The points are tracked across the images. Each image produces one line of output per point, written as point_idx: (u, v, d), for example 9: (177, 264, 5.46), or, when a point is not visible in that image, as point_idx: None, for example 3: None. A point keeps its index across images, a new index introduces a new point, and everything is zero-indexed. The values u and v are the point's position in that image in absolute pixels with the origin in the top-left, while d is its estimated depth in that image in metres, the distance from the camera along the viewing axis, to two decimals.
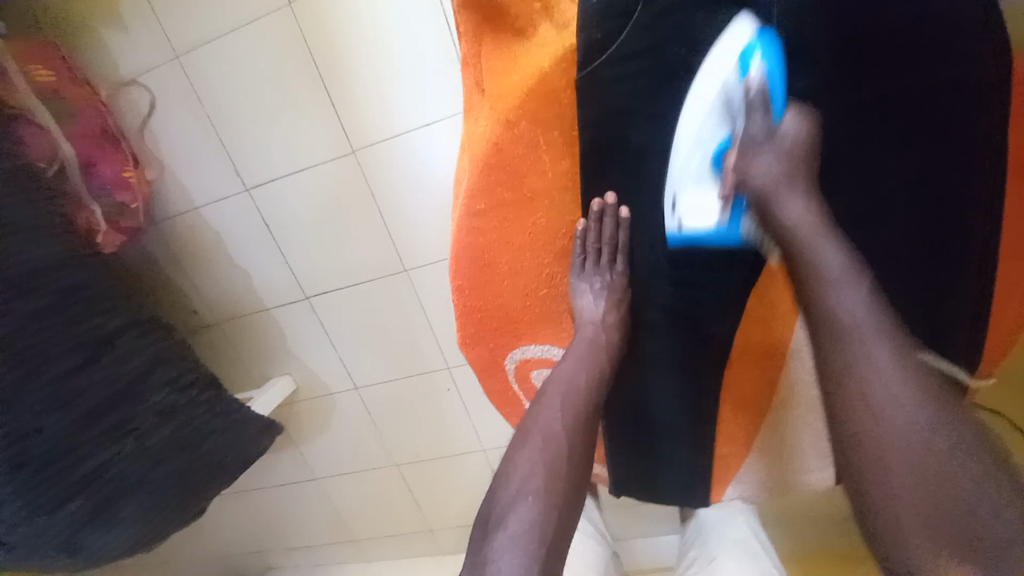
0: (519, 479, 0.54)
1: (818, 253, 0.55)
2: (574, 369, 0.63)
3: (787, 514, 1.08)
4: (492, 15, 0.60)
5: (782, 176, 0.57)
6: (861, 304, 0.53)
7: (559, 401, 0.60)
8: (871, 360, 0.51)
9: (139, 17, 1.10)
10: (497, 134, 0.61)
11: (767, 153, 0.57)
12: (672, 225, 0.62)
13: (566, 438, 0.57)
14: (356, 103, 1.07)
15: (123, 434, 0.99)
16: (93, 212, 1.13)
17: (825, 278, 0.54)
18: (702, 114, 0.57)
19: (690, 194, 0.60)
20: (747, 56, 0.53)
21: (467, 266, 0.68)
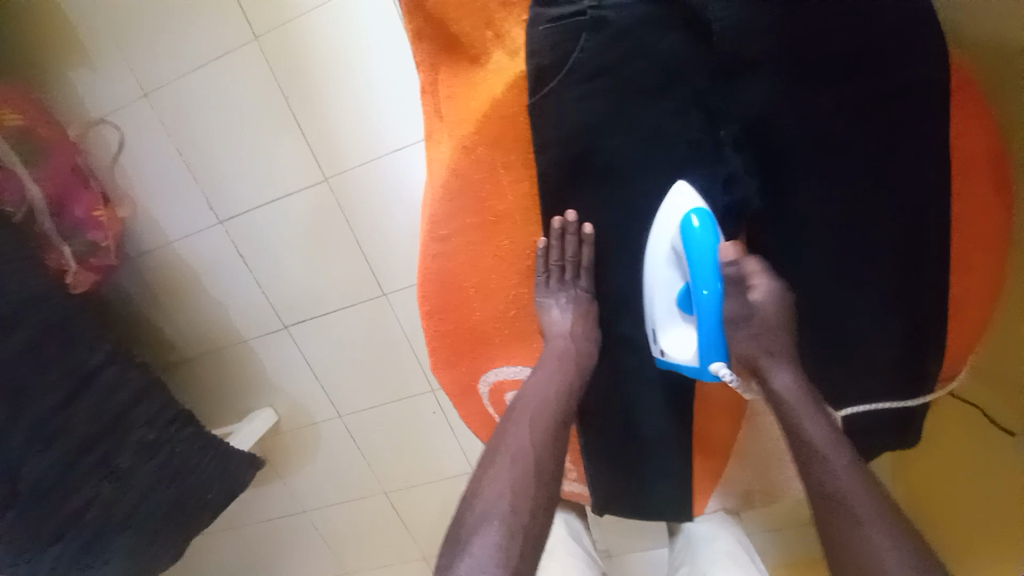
0: (486, 502, 0.53)
1: (804, 415, 0.59)
2: (544, 383, 0.62)
3: (780, 520, 1.07)
4: (448, 46, 0.63)
5: (764, 344, 0.62)
6: (838, 452, 0.57)
7: (528, 416, 0.59)
8: (851, 490, 0.56)
9: (107, 56, 1.11)
10: (456, 160, 0.62)
11: (756, 323, 0.61)
12: (657, 355, 0.63)
13: (534, 454, 0.56)
14: (327, 131, 1.08)
15: (102, 474, 0.96)
16: (64, 253, 1.10)
17: (811, 441, 0.58)
18: (662, 264, 0.60)
19: (667, 333, 0.61)
20: (686, 224, 0.56)
21: (436, 291, 0.68)
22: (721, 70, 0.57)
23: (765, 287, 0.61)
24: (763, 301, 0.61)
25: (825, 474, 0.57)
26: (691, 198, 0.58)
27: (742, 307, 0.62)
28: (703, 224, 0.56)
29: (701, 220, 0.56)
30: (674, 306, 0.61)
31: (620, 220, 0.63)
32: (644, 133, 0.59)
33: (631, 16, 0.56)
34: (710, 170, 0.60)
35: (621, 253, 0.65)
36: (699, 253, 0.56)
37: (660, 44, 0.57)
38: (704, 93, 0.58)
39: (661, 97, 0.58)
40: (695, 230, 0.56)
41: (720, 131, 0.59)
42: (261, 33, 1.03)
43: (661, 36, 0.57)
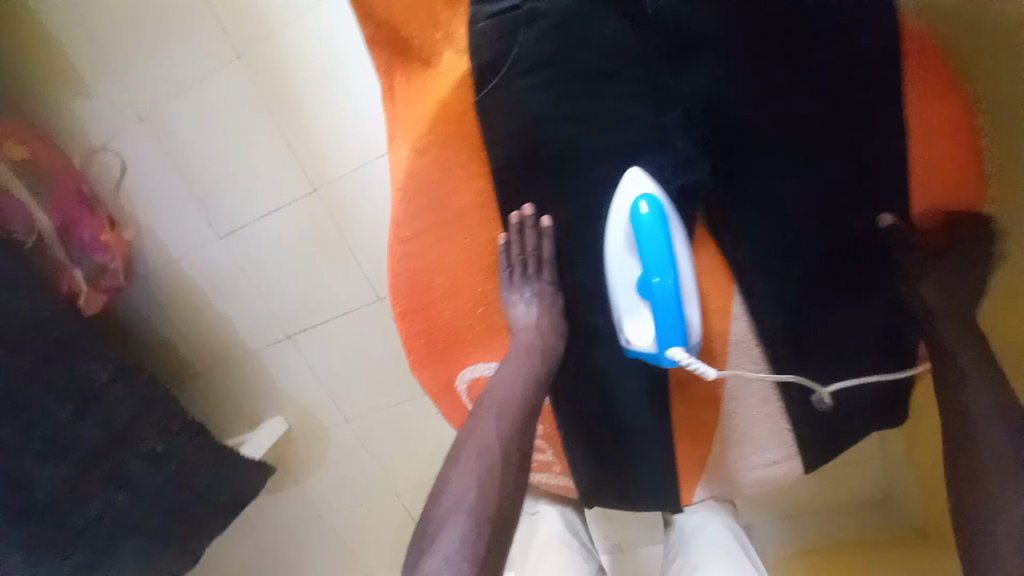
0: (453, 496, 0.53)
1: (972, 379, 0.59)
2: (510, 378, 0.62)
3: (794, 508, 1.10)
4: (401, 50, 0.64)
5: (937, 282, 0.61)
6: (993, 418, 0.58)
7: (494, 411, 0.59)
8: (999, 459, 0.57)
9: (102, 86, 1.17)
10: (412, 161, 0.63)
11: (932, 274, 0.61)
12: (624, 343, 0.63)
13: (500, 447, 0.57)
14: (313, 143, 1.11)
15: (114, 484, 1.03)
16: (75, 276, 1.16)
17: (967, 406, 0.59)
18: (620, 253, 0.60)
19: (628, 321, 0.61)
20: (636, 211, 0.57)
21: (405, 292, 0.69)
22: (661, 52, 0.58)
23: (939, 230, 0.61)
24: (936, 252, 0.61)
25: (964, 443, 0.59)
26: (640, 183, 0.59)
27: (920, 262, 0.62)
28: (652, 213, 0.56)
29: (650, 207, 0.57)
30: (634, 294, 0.60)
31: (577, 210, 0.63)
32: (592, 121, 0.60)
33: (565, 7, 0.58)
34: (660, 154, 0.60)
35: (581, 242, 0.65)
36: (649, 241, 0.56)
37: (598, 32, 0.58)
38: (647, 77, 0.59)
39: (604, 84, 0.59)
40: (644, 216, 0.57)
41: (667, 114, 0.59)
42: (243, 53, 1.07)
43: (600, 24, 0.58)
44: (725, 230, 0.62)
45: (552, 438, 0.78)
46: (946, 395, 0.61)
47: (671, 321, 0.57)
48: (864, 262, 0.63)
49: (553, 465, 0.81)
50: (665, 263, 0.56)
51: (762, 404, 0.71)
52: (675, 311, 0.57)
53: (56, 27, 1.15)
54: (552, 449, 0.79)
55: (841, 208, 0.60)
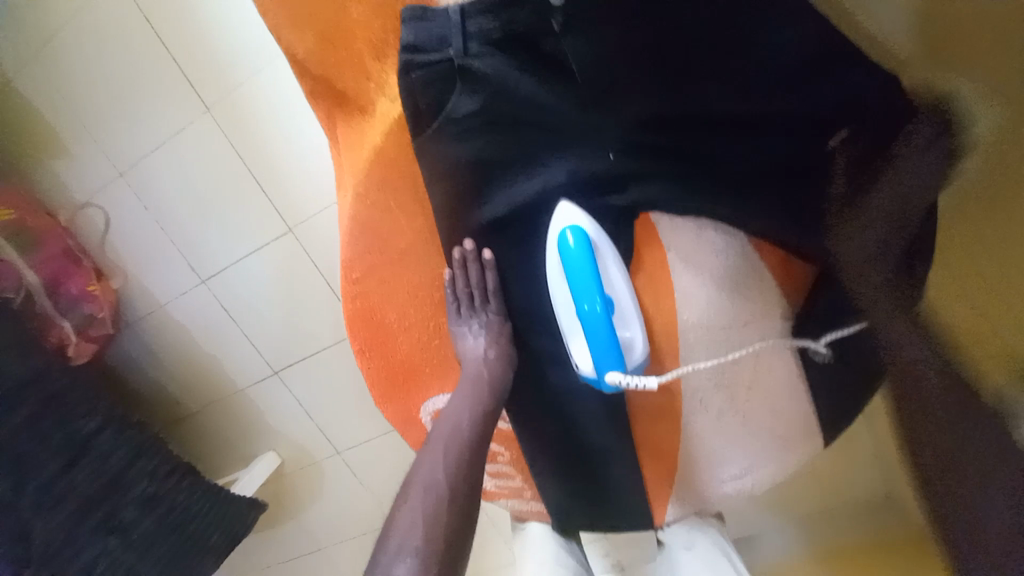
0: (398, 537, 0.54)
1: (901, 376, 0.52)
2: (458, 410, 0.64)
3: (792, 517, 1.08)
4: (340, 101, 0.68)
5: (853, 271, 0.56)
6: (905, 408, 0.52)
7: (442, 447, 0.61)
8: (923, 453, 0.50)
9: (85, 147, 1.23)
10: (354, 206, 0.67)
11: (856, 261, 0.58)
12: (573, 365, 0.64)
13: (447, 481, 0.58)
14: (283, 184, 1.14)
15: (106, 532, 1.05)
16: (64, 328, 1.22)
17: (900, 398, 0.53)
18: (555, 280, 0.62)
19: (572, 344, 0.63)
20: (562, 240, 0.59)
21: (361, 329, 0.72)
22: (590, 95, 0.56)
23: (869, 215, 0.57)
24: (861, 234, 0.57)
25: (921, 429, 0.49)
26: (571, 214, 0.59)
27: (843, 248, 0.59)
28: (578, 244, 0.57)
29: (576, 238, 0.58)
30: (572, 320, 0.62)
31: (516, 242, 0.65)
32: (526, 162, 0.61)
33: (494, 55, 0.57)
34: (600, 192, 0.60)
35: (522, 273, 0.67)
36: (575, 272, 0.58)
37: (523, 85, 0.57)
38: (579, 114, 0.58)
39: (536, 130, 0.59)
40: (571, 247, 0.58)
41: (608, 151, 0.59)
42: (211, 105, 1.11)
43: (530, 70, 0.57)
44: (675, 237, 0.61)
45: (519, 463, 0.80)
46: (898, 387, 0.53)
47: (605, 346, 0.58)
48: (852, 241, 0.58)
49: (524, 490, 0.82)
50: (593, 291, 0.58)
51: (761, 378, 0.66)
52: (609, 334, 0.58)
53: (38, 96, 1.21)
54: (520, 473, 0.80)
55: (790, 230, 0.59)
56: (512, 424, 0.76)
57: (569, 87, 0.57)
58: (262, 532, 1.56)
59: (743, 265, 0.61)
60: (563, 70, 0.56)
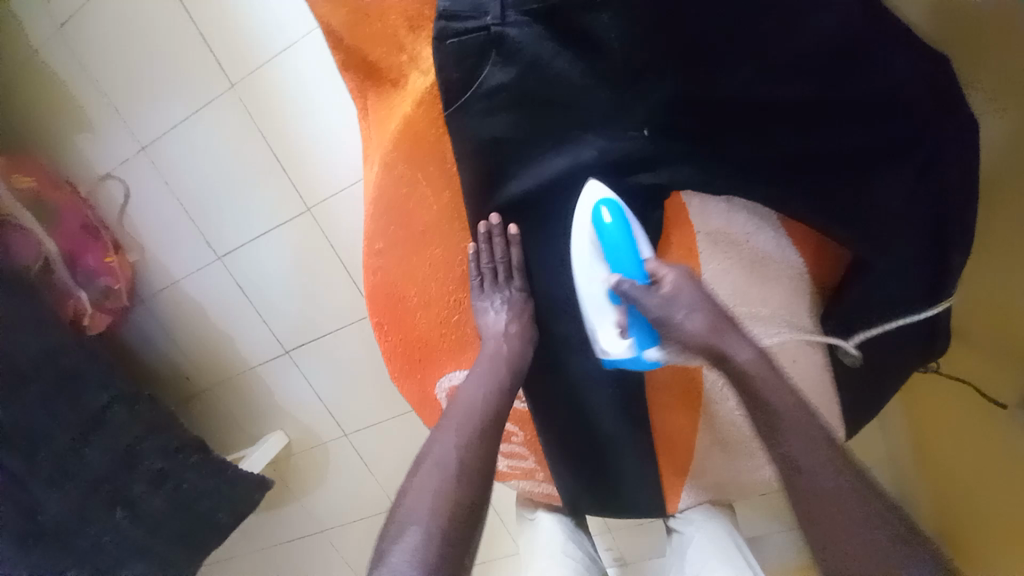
0: (408, 510, 0.55)
1: (769, 385, 0.54)
2: (474, 389, 0.63)
3: None
4: (370, 74, 0.68)
5: (710, 318, 0.56)
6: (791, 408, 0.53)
7: (455, 426, 0.61)
8: (838, 501, 0.49)
9: (107, 119, 1.23)
10: (381, 175, 0.66)
11: (680, 314, 0.56)
12: (600, 353, 0.65)
13: (457, 458, 0.58)
14: (302, 164, 1.14)
15: (116, 504, 1.06)
16: (80, 298, 1.21)
17: (777, 411, 0.53)
18: (587, 261, 0.61)
19: (602, 329, 0.63)
20: (597, 218, 0.58)
21: (381, 303, 0.72)
22: (626, 71, 0.54)
23: (672, 275, 0.57)
24: (676, 289, 0.56)
25: (800, 440, 0.52)
26: (601, 190, 0.59)
27: (662, 307, 0.56)
28: (615, 220, 0.58)
29: (612, 214, 0.58)
30: (604, 301, 0.62)
31: (540, 221, 0.64)
32: (556, 138, 0.59)
33: (530, 27, 0.55)
34: (631, 172, 0.59)
35: (547, 250, 0.66)
36: (613, 248, 0.58)
37: (558, 63, 0.56)
38: (614, 89, 0.56)
39: (571, 108, 0.57)
40: (607, 224, 0.58)
41: (641, 129, 0.56)
42: (236, 82, 1.11)
43: (564, 46, 0.55)
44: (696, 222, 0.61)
45: (533, 445, 0.79)
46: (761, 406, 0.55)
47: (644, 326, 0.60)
48: (889, 232, 0.57)
49: (536, 472, 0.81)
50: (630, 261, 0.58)
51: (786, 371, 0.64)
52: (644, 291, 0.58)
53: (63, 68, 1.22)
54: (534, 456, 0.80)
55: (826, 218, 0.57)
56: (527, 405, 0.75)
57: (603, 64, 0.55)
58: (267, 511, 1.57)
59: (773, 247, 0.61)
60: (599, 46, 0.54)
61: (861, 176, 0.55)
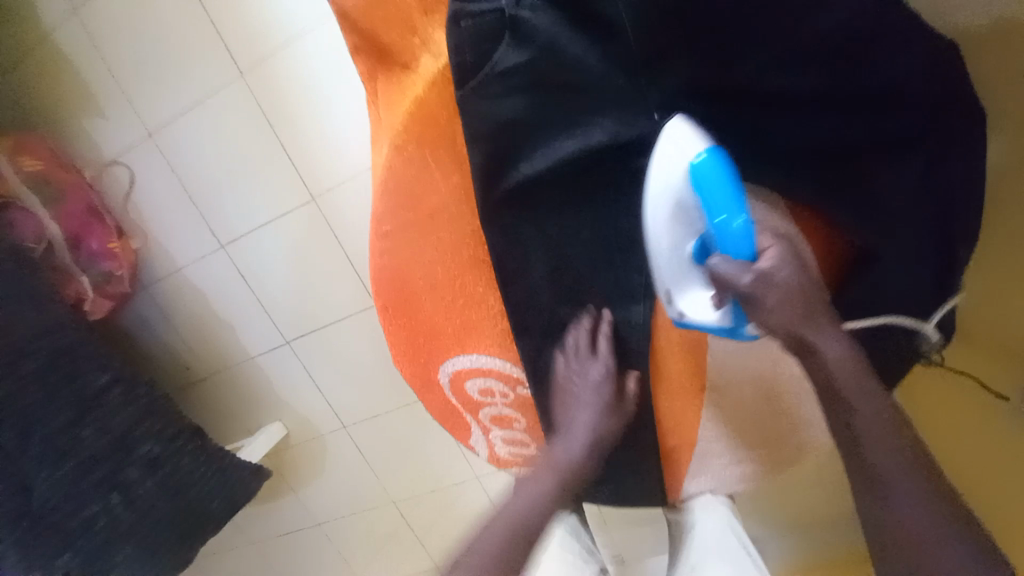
0: (479, 548, 0.71)
1: (857, 396, 0.55)
2: (554, 456, 0.73)
3: (802, 515, 1.07)
4: (383, 57, 0.68)
5: (802, 307, 0.54)
6: (874, 420, 0.55)
7: (532, 486, 0.74)
8: (910, 513, 0.52)
9: (115, 105, 1.24)
10: (392, 156, 0.67)
11: (774, 300, 0.54)
12: (674, 317, 0.62)
13: (527, 514, 0.72)
14: (308, 153, 1.15)
15: (110, 487, 1.05)
16: (81, 283, 1.24)
17: (857, 424, 0.55)
18: (663, 214, 0.58)
19: (683, 291, 0.60)
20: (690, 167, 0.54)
21: (387, 286, 0.74)
22: (637, 56, 0.55)
23: (775, 252, 0.54)
24: (775, 268, 0.54)
25: (876, 453, 0.54)
26: (686, 137, 0.55)
27: (757, 288, 0.54)
28: (709, 159, 0.53)
29: (707, 160, 0.53)
30: (688, 262, 0.59)
31: (547, 205, 0.64)
32: (567, 122, 0.60)
33: (546, 10, 0.56)
34: (641, 156, 0.59)
35: (554, 236, 0.65)
36: (708, 190, 0.53)
37: (573, 45, 0.56)
38: (628, 73, 0.56)
39: (583, 92, 0.58)
40: (702, 170, 0.53)
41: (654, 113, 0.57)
42: (244, 69, 1.11)
43: (579, 30, 0.56)
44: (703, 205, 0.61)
45: (535, 432, 0.79)
46: (836, 418, 0.56)
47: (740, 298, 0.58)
48: (895, 221, 0.57)
49: (537, 459, 0.82)
50: (732, 202, 0.52)
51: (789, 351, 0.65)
52: (743, 259, 0.54)
53: (73, 52, 1.23)
54: (535, 443, 0.80)
55: (832, 206, 0.58)
56: (532, 393, 0.74)
57: (617, 47, 0.55)
58: (262, 503, 1.56)
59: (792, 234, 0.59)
60: (613, 29, 0.55)
61: (867, 165, 0.56)
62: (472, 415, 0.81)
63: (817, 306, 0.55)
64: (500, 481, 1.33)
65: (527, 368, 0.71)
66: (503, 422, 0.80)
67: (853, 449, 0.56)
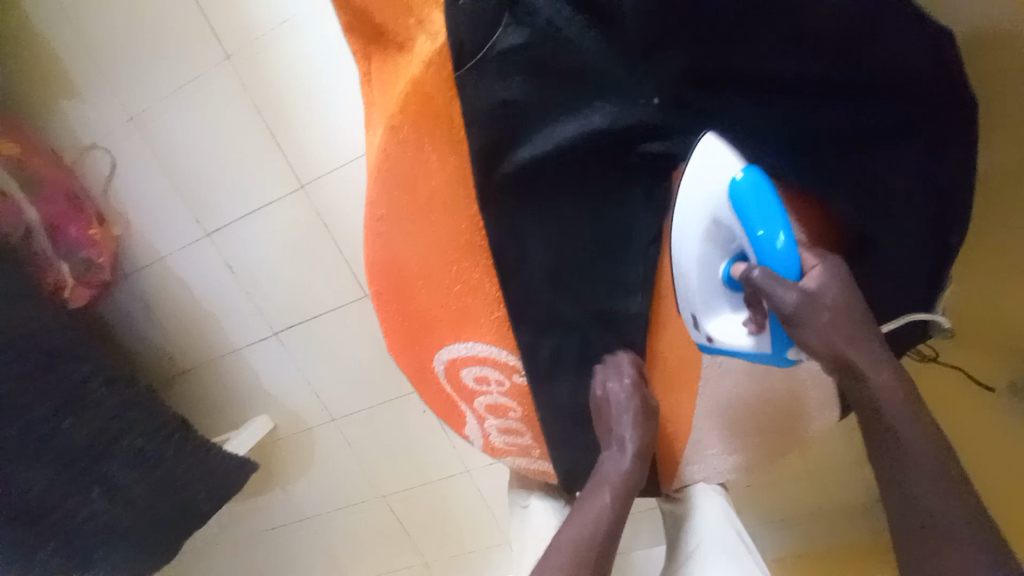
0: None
1: (885, 392, 0.52)
2: (607, 475, 0.70)
3: (790, 506, 1.08)
4: (377, 37, 0.67)
5: (846, 327, 0.52)
6: (908, 419, 0.52)
7: (586, 507, 0.70)
8: (928, 488, 0.51)
9: (94, 87, 1.20)
10: (386, 139, 0.65)
11: (818, 317, 0.52)
12: (702, 341, 0.64)
13: (591, 537, 0.67)
14: (298, 139, 1.12)
15: (94, 480, 1.02)
16: (60, 270, 1.20)
17: (891, 425, 0.52)
18: (698, 237, 0.60)
19: (712, 315, 0.62)
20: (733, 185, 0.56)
21: (382, 273, 0.73)
22: (635, 38, 0.54)
23: (820, 271, 0.54)
24: (821, 287, 0.53)
25: (900, 434, 0.52)
26: (725, 156, 0.57)
27: (804, 306, 0.52)
28: (747, 177, 0.55)
29: (749, 179, 0.55)
30: (719, 284, 0.61)
31: (546, 190, 0.63)
32: (567, 106, 0.59)
33: None
34: (640, 141, 0.60)
35: (553, 223, 0.64)
36: (748, 207, 0.55)
37: (573, 26, 0.55)
38: (629, 55, 0.56)
39: (584, 76, 0.58)
40: (744, 189, 0.55)
41: (653, 99, 0.58)
42: (231, 52, 1.08)
43: (577, 14, 0.55)
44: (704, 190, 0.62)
45: (530, 422, 0.78)
46: (859, 399, 0.54)
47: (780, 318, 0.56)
48: (891, 207, 0.58)
49: (532, 449, 0.81)
50: (773, 216, 0.54)
51: None
52: (785, 276, 0.54)
53: (51, 32, 1.18)
54: (530, 432, 0.79)
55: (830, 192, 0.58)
56: (527, 381, 0.73)
57: (617, 28, 0.55)
58: (250, 499, 1.53)
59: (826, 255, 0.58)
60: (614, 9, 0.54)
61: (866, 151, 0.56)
62: (468, 405, 0.80)
63: (862, 327, 0.53)
64: (491, 473, 1.33)
65: (525, 357, 0.71)
66: (499, 411, 0.79)
67: (881, 449, 0.54)
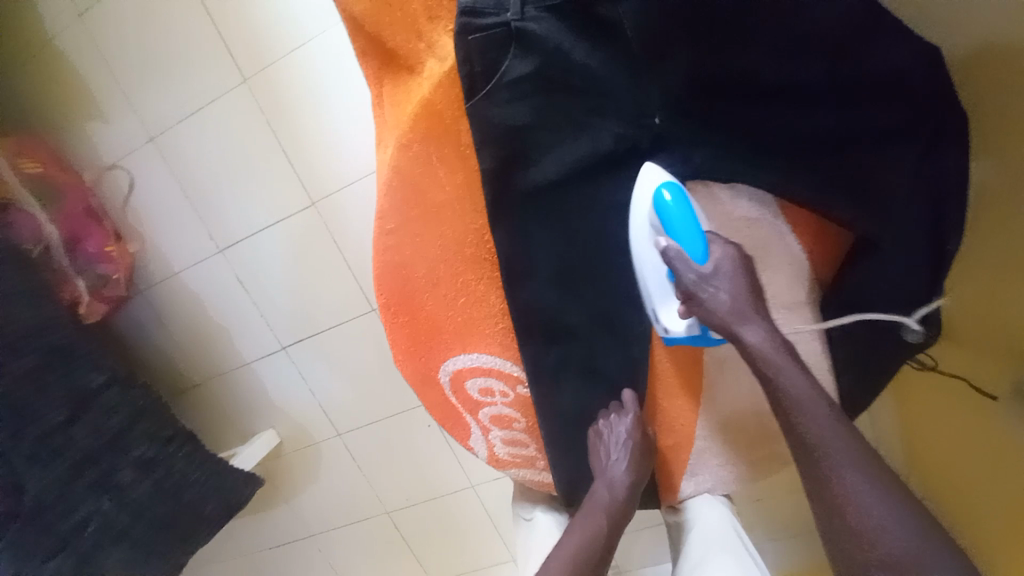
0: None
1: (802, 412, 0.56)
2: (602, 493, 0.74)
3: (795, 523, 1.07)
4: (389, 61, 0.70)
5: (738, 301, 0.58)
6: (832, 437, 0.54)
7: (582, 520, 0.74)
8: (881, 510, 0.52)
9: (117, 109, 1.25)
10: (397, 155, 0.68)
11: (708, 291, 0.59)
12: (660, 332, 0.66)
13: (583, 548, 0.72)
14: (310, 158, 1.16)
15: (102, 490, 1.04)
16: (77, 285, 1.24)
17: (813, 441, 0.55)
18: (643, 237, 0.62)
19: (666, 308, 0.64)
20: (660, 201, 0.59)
21: (389, 281, 0.74)
22: (636, 58, 0.57)
23: (723, 254, 0.60)
24: (718, 270, 0.59)
25: (828, 464, 0.54)
26: (662, 175, 0.60)
27: (694, 284, 0.59)
28: (674, 198, 0.58)
29: (674, 195, 0.58)
30: (664, 282, 0.63)
31: (550, 204, 0.65)
32: (573, 126, 0.62)
33: (549, 20, 0.58)
34: (638, 156, 0.63)
35: (555, 233, 0.66)
36: (676, 225, 0.59)
37: (576, 51, 0.58)
38: (631, 73, 0.58)
39: (587, 93, 0.60)
40: (669, 205, 0.58)
41: (653, 117, 0.60)
42: (249, 76, 1.13)
43: (579, 39, 0.58)
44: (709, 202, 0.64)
45: (534, 432, 0.79)
46: (785, 423, 0.57)
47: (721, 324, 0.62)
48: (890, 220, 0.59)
49: (536, 460, 0.82)
50: (694, 233, 0.59)
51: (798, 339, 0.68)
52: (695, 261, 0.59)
53: (77, 56, 1.24)
54: (535, 443, 0.80)
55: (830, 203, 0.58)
56: (531, 391, 0.74)
57: (618, 50, 0.58)
58: (254, 512, 1.54)
59: (787, 265, 0.65)
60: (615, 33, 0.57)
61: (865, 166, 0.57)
62: (472, 415, 0.81)
63: (754, 303, 0.59)
64: (496, 488, 1.32)
65: (527, 366, 0.71)
66: (503, 422, 0.80)
67: (800, 453, 0.56)
